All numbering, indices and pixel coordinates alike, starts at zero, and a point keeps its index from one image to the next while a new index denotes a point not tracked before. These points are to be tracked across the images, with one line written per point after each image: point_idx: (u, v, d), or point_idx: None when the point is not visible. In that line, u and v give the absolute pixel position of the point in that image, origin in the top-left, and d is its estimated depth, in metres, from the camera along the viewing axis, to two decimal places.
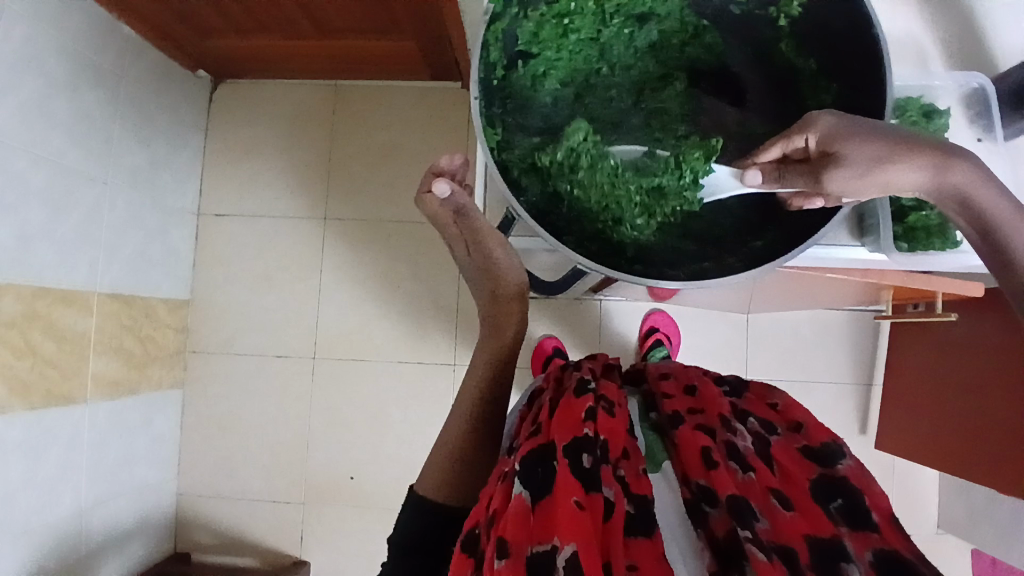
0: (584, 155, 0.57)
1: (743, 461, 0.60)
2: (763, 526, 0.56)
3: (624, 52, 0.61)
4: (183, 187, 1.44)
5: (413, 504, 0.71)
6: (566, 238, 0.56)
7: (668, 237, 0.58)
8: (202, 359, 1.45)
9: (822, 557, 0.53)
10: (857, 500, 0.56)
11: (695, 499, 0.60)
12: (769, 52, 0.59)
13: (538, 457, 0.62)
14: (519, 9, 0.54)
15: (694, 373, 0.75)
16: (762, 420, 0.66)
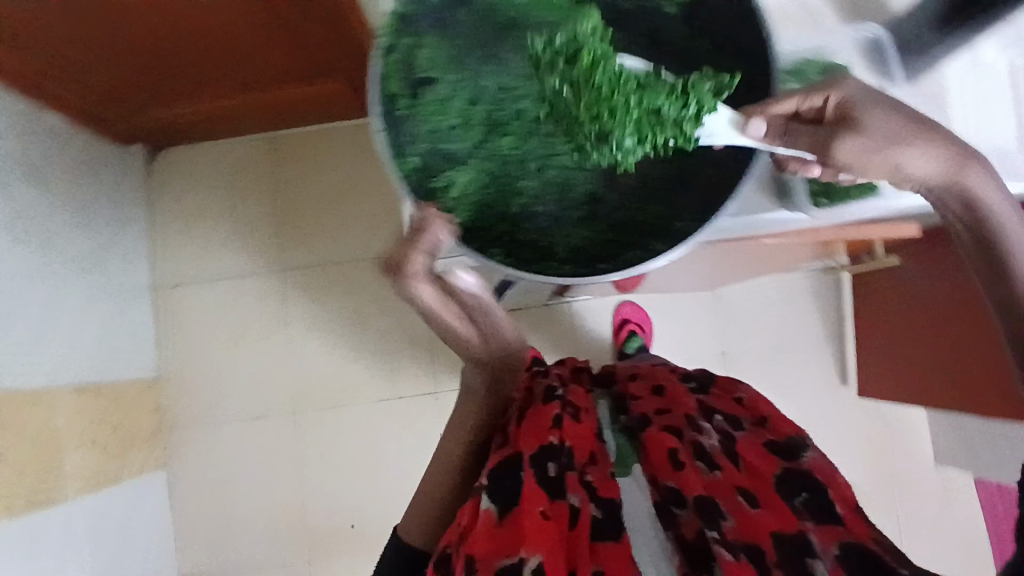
0: (584, 55, 0.50)
1: (710, 462, 0.71)
2: (729, 523, 0.65)
3: (527, 61, 0.61)
4: (134, 266, 1.42)
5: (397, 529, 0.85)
6: (494, 252, 0.59)
7: (593, 231, 0.61)
8: (182, 435, 1.43)
9: (787, 549, 0.60)
10: (821, 494, 0.63)
11: (665, 500, 0.71)
12: (665, 38, 0.60)
13: (507, 467, 0.72)
14: (410, 38, 0.54)
15: (662, 376, 0.89)
16: (727, 418, 0.78)
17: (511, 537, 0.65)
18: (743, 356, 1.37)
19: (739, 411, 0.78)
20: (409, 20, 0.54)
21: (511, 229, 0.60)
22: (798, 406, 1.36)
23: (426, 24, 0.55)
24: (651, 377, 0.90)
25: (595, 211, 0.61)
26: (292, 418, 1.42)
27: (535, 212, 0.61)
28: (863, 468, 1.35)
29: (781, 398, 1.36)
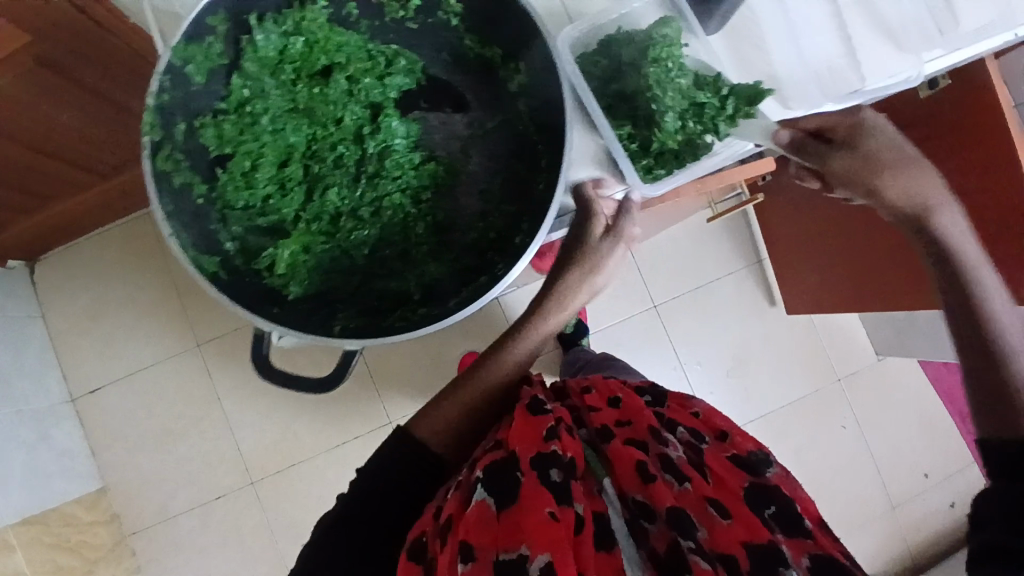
0: (665, 53, 0.60)
1: (679, 474, 0.73)
2: (703, 535, 0.67)
3: (328, 108, 0.57)
4: (44, 384, 1.33)
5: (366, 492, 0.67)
6: (342, 314, 0.56)
7: (443, 264, 0.59)
8: (145, 537, 1.38)
9: (759, 558, 0.62)
10: (788, 507, 0.67)
11: (635, 515, 0.72)
12: (461, 51, 0.58)
13: (500, 466, 0.67)
14: (185, 123, 0.51)
15: (618, 388, 0.91)
16: (689, 429, 0.80)
17: (511, 528, 0.61)
18: (673, 304, 1.38)
19: (699, 422, 0.81)
20: (170, 109, 0.49)
21: (360, 284, 0.58)
22: (735, 338, 1.39)
23: (199, 104, 0.52)
24: (606, 390, 0.91)
25: (441, 242, 0.59)
26: (251, 488, 1.39)
27: (381, 259, 0.59)
28: (809, 379, 1.39)
29: (717, 335, 1.38)
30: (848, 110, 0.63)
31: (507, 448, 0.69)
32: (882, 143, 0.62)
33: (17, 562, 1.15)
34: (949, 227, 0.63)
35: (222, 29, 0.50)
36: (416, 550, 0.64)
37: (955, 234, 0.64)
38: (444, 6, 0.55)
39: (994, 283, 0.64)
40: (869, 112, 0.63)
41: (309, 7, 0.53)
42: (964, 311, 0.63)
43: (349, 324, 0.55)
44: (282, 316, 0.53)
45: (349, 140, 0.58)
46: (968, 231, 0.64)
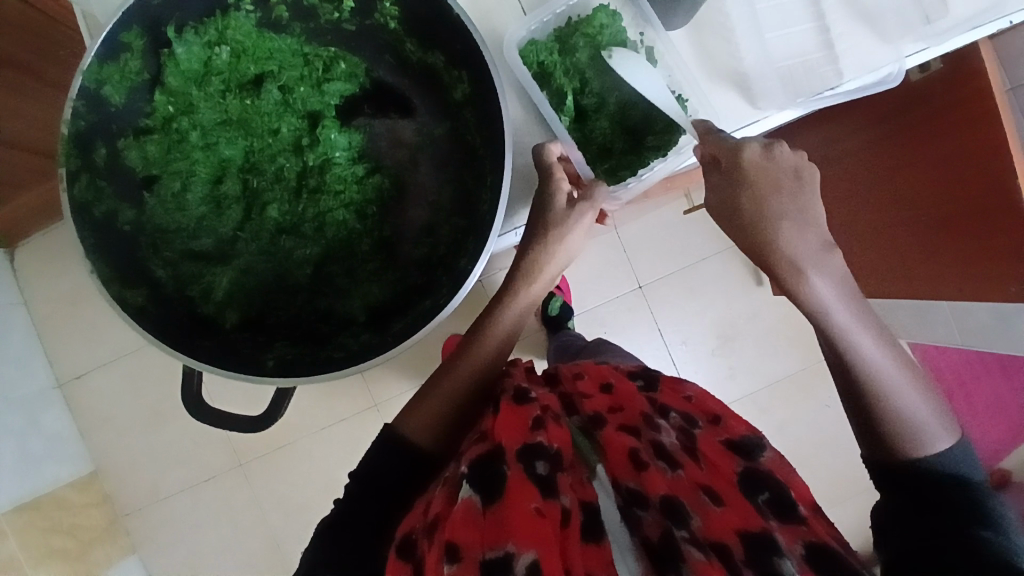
0: (585, 71, 0.61)
1: (671, 460, 0.63)
2: (696, 524, 0.56)
3: (264, 119, 0.57)
4: (29, 370, 1.33)
5: (362, 481, 0.62)
6: (280, 343, 0.55)
7: (387, 282, 0.58)
8: (138, 517, 1.41)
9: (755, 545, 0.51)
10: (783, 492, 0.56)
11: (626, 502, 0.61)
12: (403, 56, 0.56)
13: (485, 459, 0.59)
14: (106, 146, 0.51)
15: (610, 371, 0.81)
16: (682, 413, 0.69)
17: (498, 527, 0.53)
18: (659, 284, 1.36)
19: (690, 406, 0.70)
20: (88, 135, 0.49)
21: (305, 303, 0.58)
22: (721, 318, 1.37)
23: (119, 123, 0.51)
24: (598, 374, 0.81)
25: (386, 258, 0.59)
26: (240, 469, 1.41)
27: (325, 277, 0.59)
28: (795, 358, 1.37)
29: (703, 314, 1.36)
30: (731, 144, 0.56)
31: (491, 440, 0.61)
32: (760, 181, 0.56)
33: (12, 547, 1.18)
34: (824, 293, 0.55)
35: (139, 44, 0.48)
36: (406, 548, 0.56)
37: (832, 301, 0.55)
38: (379, 9, 0.52)
39: (874, 345, 0.55)
40: (751, 152, 0.55)
41: (232, 14, 0.51)
42: (841, 371, 0.56)
43: (289, 350, 0.54)
44: (219, 346, 0.52)
45: (288, 153, 0.58)
46: (846, 291, 0.56)
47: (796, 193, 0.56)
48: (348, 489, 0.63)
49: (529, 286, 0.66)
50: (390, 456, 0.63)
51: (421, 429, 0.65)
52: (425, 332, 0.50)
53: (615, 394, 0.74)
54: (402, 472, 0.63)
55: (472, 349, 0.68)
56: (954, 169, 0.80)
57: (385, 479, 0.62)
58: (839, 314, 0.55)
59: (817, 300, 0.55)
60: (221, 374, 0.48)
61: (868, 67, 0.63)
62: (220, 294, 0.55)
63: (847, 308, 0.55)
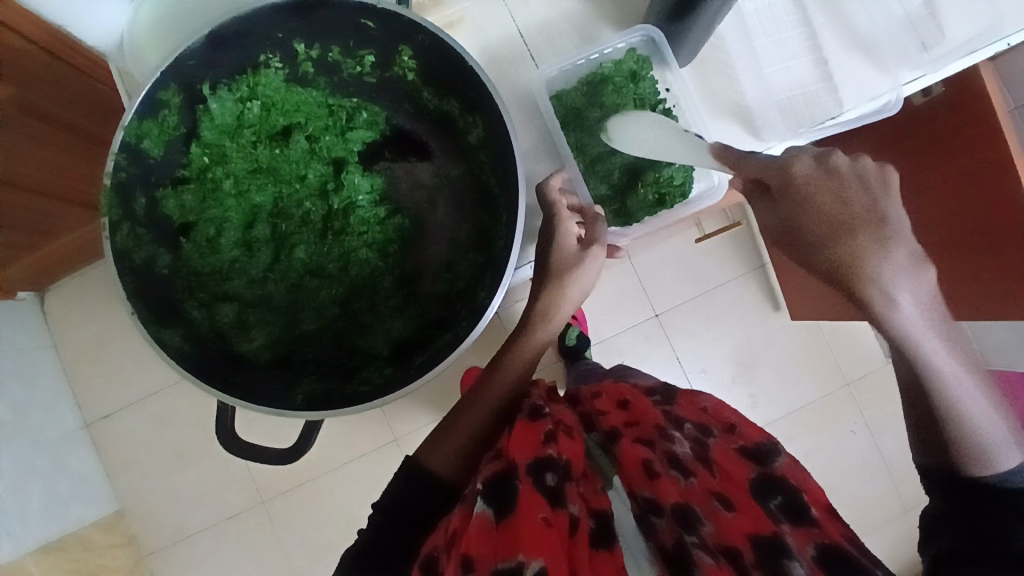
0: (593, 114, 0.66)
1: (684, 469, 0.64)
2: (708, 530, 0.57)
3: (291, 167, 0.61)
4: (58, 413, 1.37)
5: (386, 512, 0.63)
6: (310, 376, 0.57)
7: (409, 316, 0.60)
8: (162, 557, 1.42)
9: (764, 549, 0.52)
10: (797, 496, 0.55)
11: (643, 511, 0.64)
12: (420, 104, 0.59)
13: (500, 475, 0.61)
14: (146, 195, 0.53)
15: (628, 390, 0.85)
16: (696, 424, 0.71)
17: (511, 538, 0.55)
18: (675, 312, 1.37)
19: (706, 417, 0.71)
20: (128, 185, 0.51)
21: (335, 336, 0.60)
22: (737, 343, 1.37)
23: (157, 175, 0.54)
24: (616, 393, 0.85)
25: (406, 294, 0.61)
26: (263, 507, 1.42)
27: (351, 313, 0.61)
28: (817, 383, 1.37)
29: (721, 340, 1.37)
30: (775, 164, 0.47)
31: (506, 457, 0.64)
32: (820, 196, 0.44)
33: None
34: (909, 317, 0.45)
35: (176, 101, 0.51)
36: (428, 566, 0.57)
37: (915, 324, 0.45)
38: (398, 62, 0.55)
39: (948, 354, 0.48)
40: (800, 167, 0.46)
41: (263, 70, 0.54)
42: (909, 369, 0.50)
43: (317, 383, 0.56)
44: (247, 379, 0.54)
45: (314, 197, 0.62)
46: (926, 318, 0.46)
47: (871, 206, 0.44)
48: (374, 519, 0.63)
49: (547, 328, 0.69)
50: (415, 485, 0.64)
51: (445, 456, 0.66)
52: (448, 363, 0.51)
53: (631, 409, 0.78)
54: (427, 501, 0.64)
55: (492, 377, 0.71)
56: (960, 190, 0.81)
57: (410, 509, 0.63)
58: (918, 334, 0.46)
59: (899, 322, 0.45)
60: (249, 407, 0.50)
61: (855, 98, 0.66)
62: (258, 330, 0.58)
63: (928, 326, 0.46)
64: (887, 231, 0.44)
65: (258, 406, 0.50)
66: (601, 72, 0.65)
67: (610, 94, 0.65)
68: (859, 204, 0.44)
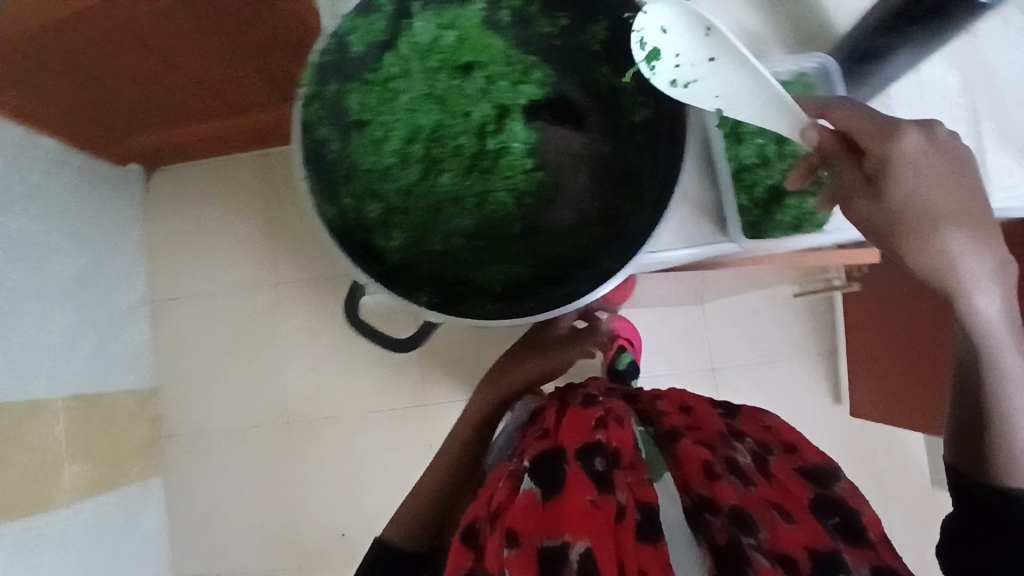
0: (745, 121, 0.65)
1: (744, 477, 0.66)
2: (763, 536, 0.60)
3: (461, 99, 0.62)
4: (130, 281, 1.45)
5: (414, 500, 0.86)
6: (426, 288, 0.58)
7: (528, 267, 0.60)
8: (177, 443, 1.48)
9: (819, 563, 0.56)
10: (854, 517, 0.60)
11: (697, 506, 0.67)
12: (594, 77, 0.61)
13: (549, 457, 0.68)
14: (336, 86, 0.56)
15: (689, 396, 0.83)
16: (757, 440, 0.71)
17: (555, 517, 0.61)
18: (732, 369, 1.41)
19: (768, 435, 0.71)
20: (327, 69, 0.54)
21: (454, 266, 0.60)
22: (784, 418, 1.37)
23: (350, 69, 0.56)
24: (676, 398, 0.83)
25: (527, 247, 0.61)
26: (283, 427, 1.47)
27: (478, 246, 0.62)
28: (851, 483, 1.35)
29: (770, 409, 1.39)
30: (883, 123, 0.49)
31: (556, 441, 0.70)
32: (902, 182, 0.48)
33: (56, 433, 1.22)
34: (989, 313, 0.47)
35: (389, 9, 0.55)
36: (470, 534, 0.68)
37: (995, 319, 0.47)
38: (589, 31, 0.59)
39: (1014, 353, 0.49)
40: (905, 142, 0.48)
41: (469, 6, 0.57)
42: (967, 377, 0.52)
43: (431, 299, 0.58)
44: (378, 279, 0.56)
45: (470, 136, 0.62)
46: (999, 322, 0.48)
47: (926, 199, 0.47)
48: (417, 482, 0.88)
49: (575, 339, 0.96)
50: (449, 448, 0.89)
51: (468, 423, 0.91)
52: (566, 309, 0.55)
53: (693, 413, 0.77)
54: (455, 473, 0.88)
55: (514, 366, 0.94)
56: None
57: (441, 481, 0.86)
58: (994, 333, 0.48)
59: (982, 316, 0.48)
60: (386, 295, 0.54)
61: (710, 48, 0.53)
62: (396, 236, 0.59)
63: (1010, 331, 0.48)
64: (939, 226, 0.47)
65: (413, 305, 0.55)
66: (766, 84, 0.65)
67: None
68: (896, 202, 0.48)
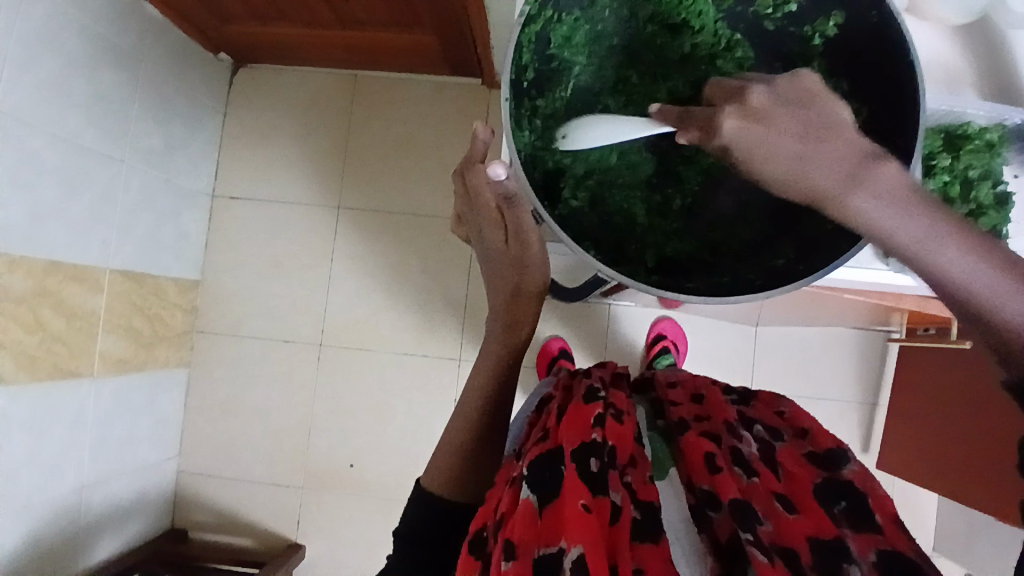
0: (945, 155, 0.63)
1: (748, 467, 0.57)
2: (765, 527, 0.52)
3: (655, 62, 0.62)
4: (198, 170, 1.43)
5: (418, 497, 0.68)
6: (588, 244, 0.56)
7: (688, 246, 0.59)
8: (210, 340, 1.47)
9: (826, 556, 0.49)
10: (861, 500, 0.52)
11: (699, 503, 0.56)
12: (800, 69, 0.60)
13: (545, 461, 0.56)
14: (552, 13, 0.53)
15: (705, 384, 0.72)
16: (767, 428, 0.62)
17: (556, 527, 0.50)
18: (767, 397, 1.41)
19: (780, 422, 0.63)
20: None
21: (619, 223, 0.59)
22: None
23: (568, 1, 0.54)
24: (693, 386, 0.71)
25: (688, 224, 0.60)
26: (317, 349, 1.46)
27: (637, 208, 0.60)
28: None
29: None
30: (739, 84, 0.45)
31: (554, 440, 0.58)
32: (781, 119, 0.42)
33: (99, 304, 1.20)
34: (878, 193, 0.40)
35: None
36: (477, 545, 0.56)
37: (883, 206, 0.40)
38: (815, 23, 0.56)
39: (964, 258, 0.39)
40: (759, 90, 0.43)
41: None
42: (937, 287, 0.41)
43: (595, 256, 0.55)
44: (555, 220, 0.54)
45: (661, 101, 0.62)
46: (905, 220, 0.40)
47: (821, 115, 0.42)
48: (416, 493, 0.69)
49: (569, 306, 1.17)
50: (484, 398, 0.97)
51: None
52: (744, 299, 0.51)
53: (704, 403, 0.66)
54: None
55: None
56: None
57: (458, 473, 0.67)
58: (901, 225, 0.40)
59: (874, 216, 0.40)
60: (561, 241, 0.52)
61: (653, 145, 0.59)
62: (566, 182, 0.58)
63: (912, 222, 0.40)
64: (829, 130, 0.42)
65: (591, 259, 0.52)
66: (966, 128, 0.63)
67: (967, 152, 0.63)
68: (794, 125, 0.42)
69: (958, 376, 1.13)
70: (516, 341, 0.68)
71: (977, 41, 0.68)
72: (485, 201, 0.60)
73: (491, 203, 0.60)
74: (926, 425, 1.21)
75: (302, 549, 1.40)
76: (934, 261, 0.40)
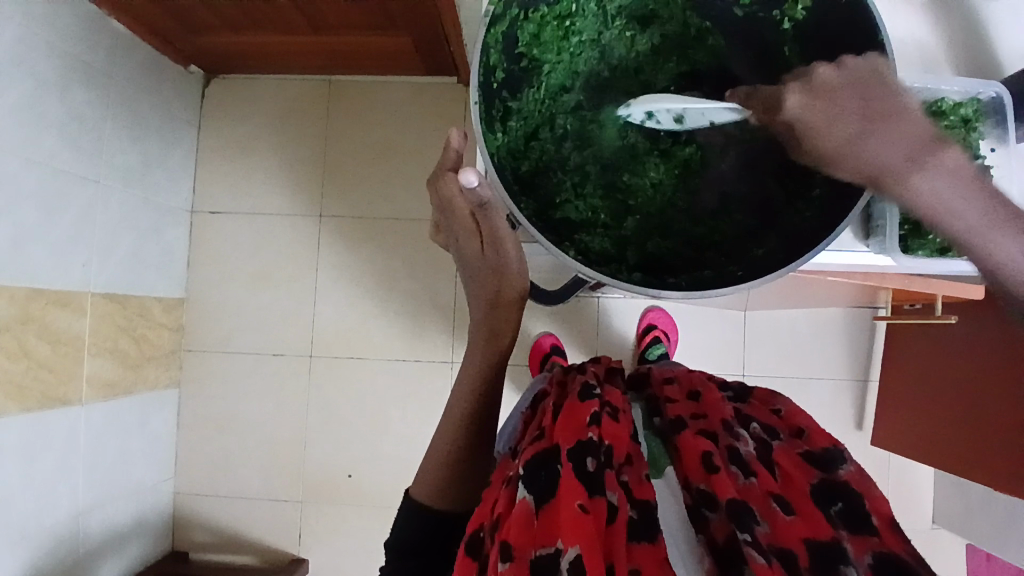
0: None
1: (745, 466, 0.57)
2: (763, 529, 0.52)
3: (625, 55, 0.62)
4: (176, 186, 1.41)
5: (408, 509, 0.67)
6: (569, 245, 0.55)
7: (669, 240, 0.58)
8: (198, 357, 1.46)
9: (824, 559, 0.49)
10: (857, 503, 0.53)
11: (695, 503, 0.55)
12: (772, 54, 0.59)
13: (543, 459, 0.55)
14: (518, 11, 0.52)
15: (699, 377, 0.71)
16: (763, 425, 0.62)
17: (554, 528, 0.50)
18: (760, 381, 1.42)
19: (775, 419, 0.63)
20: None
21: (599, 220, 0.59)
22: None
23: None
24: (688, 381, 0.70)
25: (669, 217, 0.60)
26: (308, 361, 1.45)
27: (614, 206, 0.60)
28: None
29: None
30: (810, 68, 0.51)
31: (550, 439, 0.57)
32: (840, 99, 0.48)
33: (84, 327, 1.18)
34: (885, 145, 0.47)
35: None
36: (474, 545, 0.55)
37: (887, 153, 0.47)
38: (785, 7, 0.55)
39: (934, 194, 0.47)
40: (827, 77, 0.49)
41: None
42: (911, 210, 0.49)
43: (575, 257, 0.54)
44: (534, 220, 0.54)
45: (635, 93, 0.64)
46: (898, 161, 0.47)
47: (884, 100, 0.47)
48: (407, 504, 0.68)
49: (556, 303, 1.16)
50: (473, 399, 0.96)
51: None
52: (727, 292, 0.51)
53: (700, 400, 0.65)
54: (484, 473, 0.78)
55: None
56: None
57: (451, 482, 0.66)
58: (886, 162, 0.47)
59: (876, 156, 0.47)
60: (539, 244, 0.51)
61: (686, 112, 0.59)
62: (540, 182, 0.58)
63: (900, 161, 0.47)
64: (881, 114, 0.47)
65: (568, 260, 0.51)
66: (940, 104, 0.63)
67: (943, 128, 0.63)
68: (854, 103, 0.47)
69: (951, 349, 1.13)
70: (500, 347, 0.66)
71: (952, 18, 0.68)
72: (459, 210, 0.58)
73: (465, 212, 0.58)
74: (920, 399, 1.22)
75: (304, 562, 1.39)
76: (904, 189, 0.47)
